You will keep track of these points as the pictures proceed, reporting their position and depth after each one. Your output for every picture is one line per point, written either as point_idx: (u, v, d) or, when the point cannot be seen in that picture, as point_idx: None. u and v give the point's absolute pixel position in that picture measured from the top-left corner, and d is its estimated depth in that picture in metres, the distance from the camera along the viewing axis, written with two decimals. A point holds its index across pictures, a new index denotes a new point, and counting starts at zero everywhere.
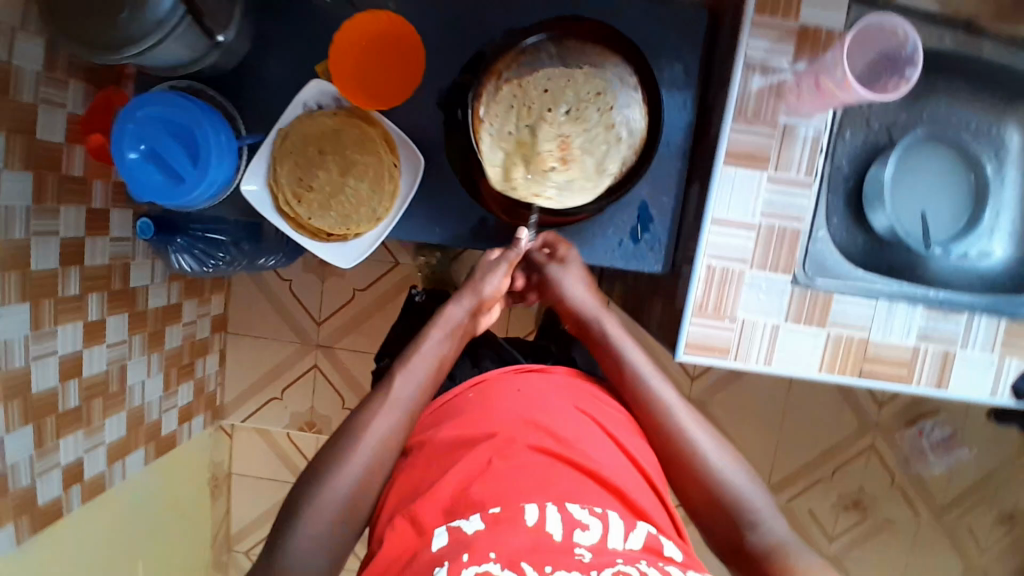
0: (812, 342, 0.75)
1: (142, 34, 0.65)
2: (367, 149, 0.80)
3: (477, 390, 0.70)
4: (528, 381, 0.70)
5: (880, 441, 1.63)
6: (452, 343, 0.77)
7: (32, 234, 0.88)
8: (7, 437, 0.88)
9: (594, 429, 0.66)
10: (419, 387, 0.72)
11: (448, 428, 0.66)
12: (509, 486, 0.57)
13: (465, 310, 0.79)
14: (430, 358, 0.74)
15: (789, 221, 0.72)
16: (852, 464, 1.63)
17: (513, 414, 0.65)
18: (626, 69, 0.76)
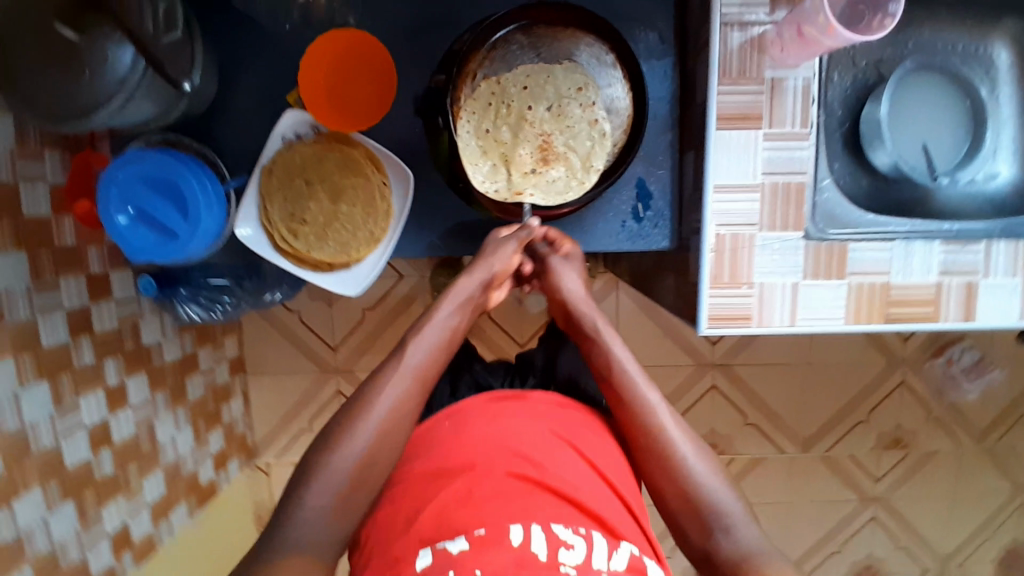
0: (834, 295, 0.74)
1: (106, 96, 0.64)
2: (354, 172, 0.78)
3: (455, 417, 0.69)
4: (510, 406, 0.69)
5: (911, 375, 1.61)
6: (463, 315, 0.73)
7: (36, 313, 0.89)
8: (50, 516, 0.90)
9: (575, 452, 0.67)
10: (428, 354, 0.70)
11: (430, 455, 0.66)
12: (492, 510, 0.58)
13: (479, 287, 0.74)
14: (438, 330, 0.72)
15: (793, 176, 0.70)
16: (886, 403, 1.61)
17: (495, 441, 0.65)
18: (602, 49, 0.72)
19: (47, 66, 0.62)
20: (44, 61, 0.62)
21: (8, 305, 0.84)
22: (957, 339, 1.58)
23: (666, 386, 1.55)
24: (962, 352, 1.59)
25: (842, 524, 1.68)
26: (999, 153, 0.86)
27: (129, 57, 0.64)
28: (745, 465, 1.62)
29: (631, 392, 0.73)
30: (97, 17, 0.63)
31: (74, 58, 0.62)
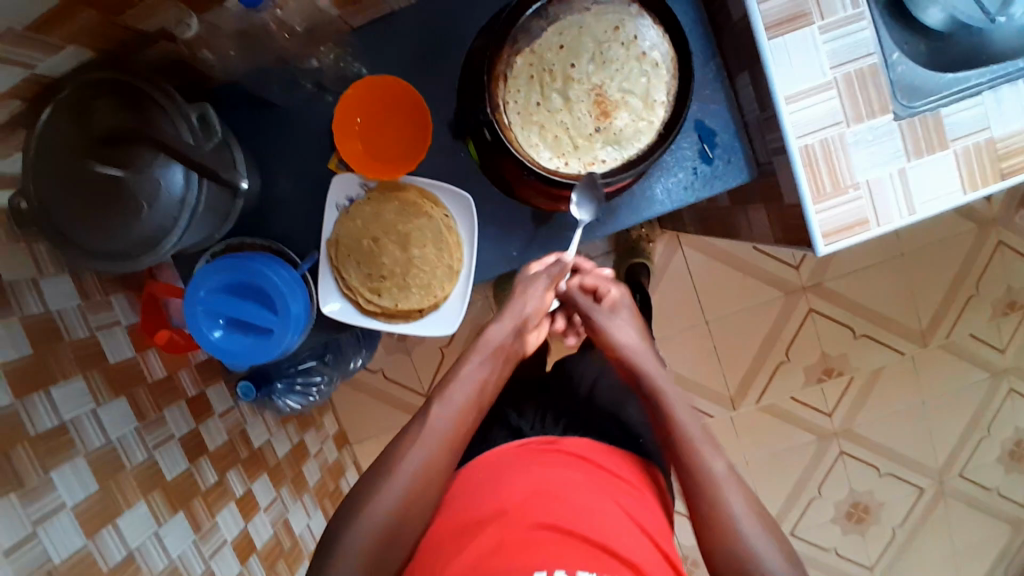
0: (943, 168, 0.68)
1: (171, 221, 0.64)
2: (414, 214, 0.77)
3: (485, 471, 0.74)
4: (542, 462, 0.73)
5: (1006, 233, 1.51)
6: (492, 367, 0.76)
7: (152, 451, 0.91)
8: None
9: (599, 493, 0.70)
10: (457, 414, 0.73)
11: (458, 508, 0.70)
12: (520, 563, 0.63)
13: (513, 331, 0.78)
14: (467, 385, 0.74)
15: (862, 60, 0.65)
16: (992, 268, 1.52)
17: (525, 494, 0.69)
18: (623, 2, 0.67)
19: (106, 209, 0.62)
20: (100, 206, 0.62)
21: (126, 451, 0.87)
22: None
23: (760, 326, 1.49)
24: None
25: (983, 407, 1.57)
26: None
27: (179, 176, 0.64)
28: (867, 379, 1.54)
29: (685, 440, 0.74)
30: (137, 147, 0.62)
31: (128, 196, 0.62)
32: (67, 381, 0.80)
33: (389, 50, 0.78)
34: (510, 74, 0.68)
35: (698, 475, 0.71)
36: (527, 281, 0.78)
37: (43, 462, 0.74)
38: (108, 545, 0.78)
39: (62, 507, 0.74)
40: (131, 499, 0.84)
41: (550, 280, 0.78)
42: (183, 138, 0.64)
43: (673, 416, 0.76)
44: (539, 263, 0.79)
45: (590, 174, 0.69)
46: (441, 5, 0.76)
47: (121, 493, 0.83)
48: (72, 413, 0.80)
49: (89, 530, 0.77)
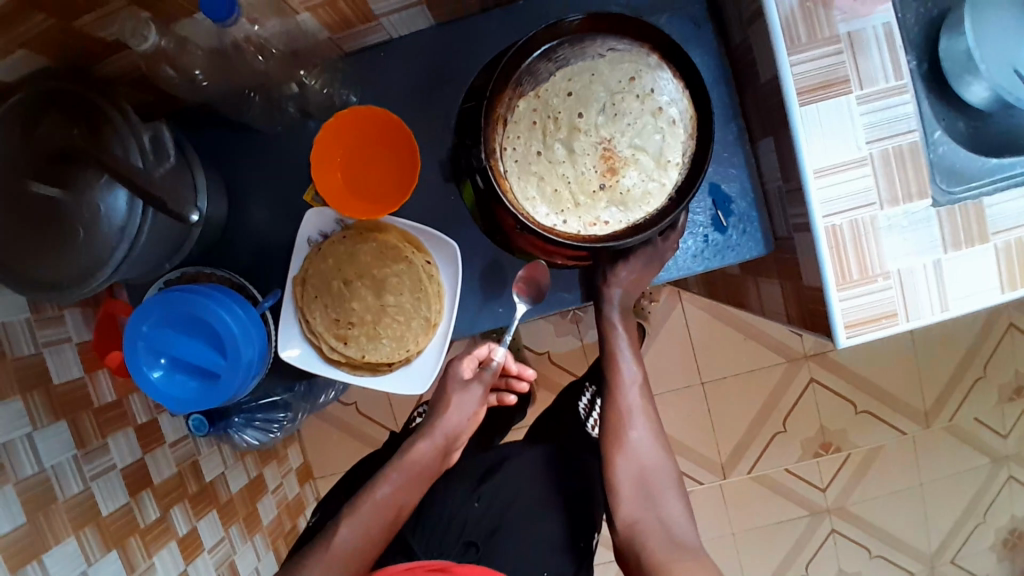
0: (982, 264, 0.61)
1: (108, 248, 0.56)
2: (391, 259, 0.70)
3: None
4: None
5: (1016, 315, 1.45)
6: (412, 489, 0.70)
7: (88, 483, 0.83)
8: None
9: None
10: (366, 536, 0.67)
11: None
12: None
13: (437, 446, 0.73)
14: (380, 506, 0.68)
15: (901, 137, 0.59)
16: (1001, 351, 1.45)
17: None
18: (642, 51, 0.60)
19: (40, 234, 0.55)
20: (36, 233, 0.55)
21: (59, 481, 0.79)
22: None
23: (757, 391, 1.42)
24: None
25: (982, 494, 1.49)
26: None
27: (121, 201, 0.55)
28: (865, 456, 1.46)
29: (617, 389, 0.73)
30: (79, 165, 0.55)
31: (65, 221, 0.55)
32: (4, 402, 0.74)
33: (383, 78, 0.71)
34: (511, 116, 0.62)
35: (626, 442, 0.71)
36: (456, 383, 0.75)
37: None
38: None
39: None
40: (60, 536, 0.77)
41: (478, 390, 0.75)
42: (131, 160, 0.55)
43: (614, 373, 0.73)
44: (469, 365, 0.76)
45: (589, 236, 0.61)
46: (445, 34, 0.70)
47: (49, 529, 0.76)
48: (5, 437, 0.74)
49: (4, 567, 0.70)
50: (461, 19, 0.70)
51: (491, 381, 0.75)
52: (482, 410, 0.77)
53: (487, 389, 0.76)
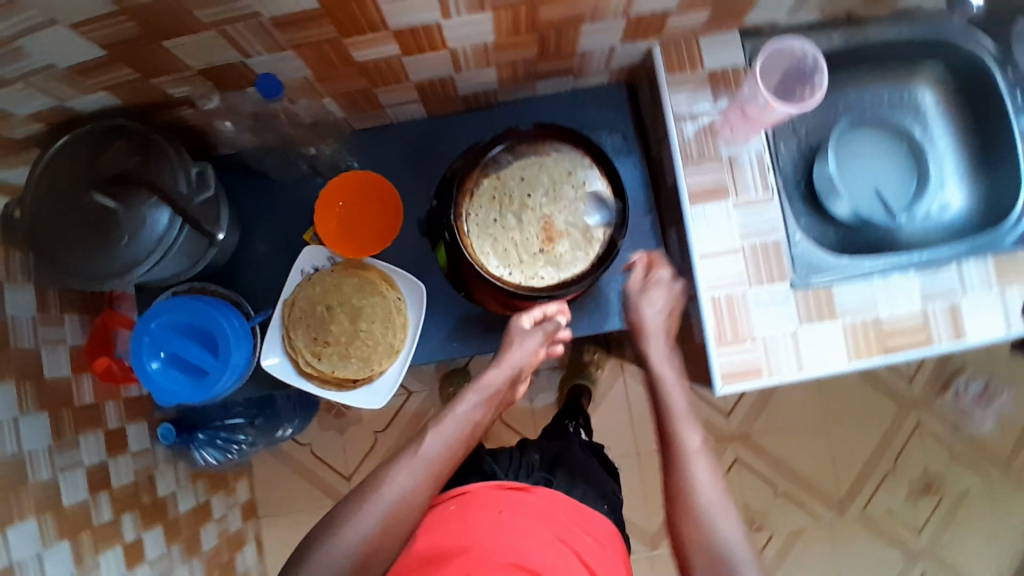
0: (831, 336, 0.78)
1: (145, 253, 0.70)
2: (369, 292, 0.85)
3: (458, 502, 0.74)
4: (515, 504, 0.74)
5: (925, 415, 1.56)
6: (487, 409, 0.76)
7: (56, 472, 0.89)
8: None
9: (571, 559, 0.71)
10: (448, 446, 0.72)
11: (423, 539, 0.72)
12: None
13: (506, 375, 0.76)
14: (460, 421, 0.74)
15: (767, 235, 0.78)
16: (909, 451, 1.56)
17: (490, 539, 0.70)
18: (579, 154, 0.80)
19: (92, 236, 0.69)
20: (86, 229, 0.69)
21: (32, 465, 0.86)
22: (960, 370, 1.56)
23: None
24: (968, 384, 1.56)
25: None
26: (949, 183, 0.92)
27: (164, 218, 0.70)
28: (787, 538, 1.56)
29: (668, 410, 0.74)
30: (133, 186, 0.70)
31: (114, 226, 0.69)
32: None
33: (381, 151, 0.90)
34: (477, 191, 0.80)
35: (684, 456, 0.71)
36: (518, 329, 0.77)
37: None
38: None
39: None
40: (25, 514, 0.83)
41: (544, 333, 0.78)
42: (178, 187, 0.72)
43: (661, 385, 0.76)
44: (530, 314, 0.77)
45: (528, 288, 0.78)
46: (434, 124, 0.90)
47: (17, 505, 0.82)
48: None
49: None
50: (450, 114, 0.90)
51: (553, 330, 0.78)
52: (547, 355, 0.79)
53: (547, 337, 0.78)
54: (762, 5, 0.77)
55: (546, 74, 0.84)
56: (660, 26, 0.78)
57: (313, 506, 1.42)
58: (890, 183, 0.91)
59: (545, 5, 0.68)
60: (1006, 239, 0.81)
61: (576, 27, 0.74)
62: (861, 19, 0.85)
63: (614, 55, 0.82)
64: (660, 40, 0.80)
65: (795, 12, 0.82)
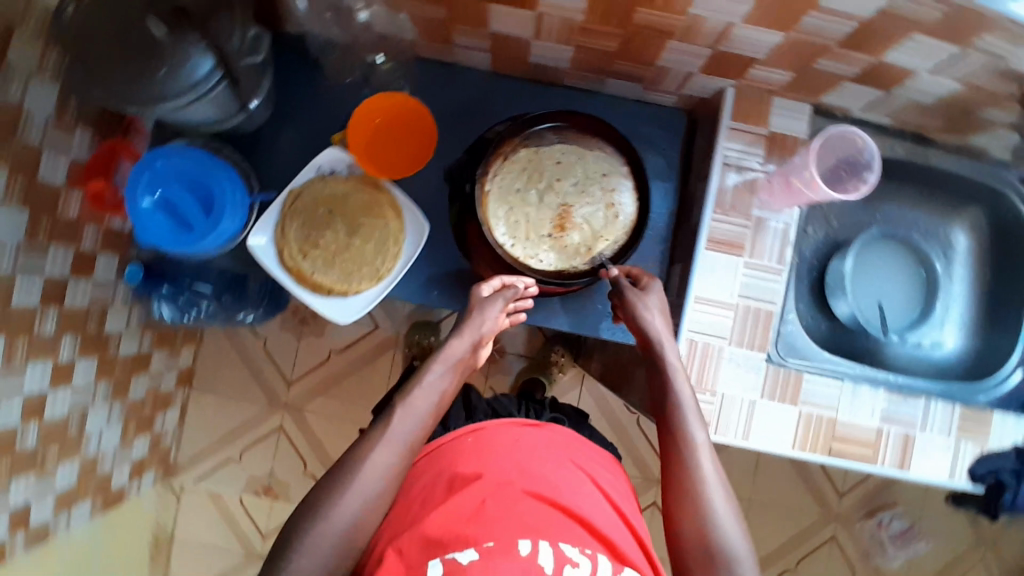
0: (785, 419, 0.79)
1: (176, 92, 0.69)
2: (374, 212, 0.86)
3: (475, 436, 0.77)
4: (525, 436, 0.78)
5: (842, 533, 1.38)
6: (452, 379, 0.74)
7: (16, 269, 0.89)
8: None
9: (589, 486, 0.74)
10: (419, 425, 0.71)
11: (442, 470, 0.74)
12: (503, 524, 0.65)
13: (469, 345, 0.75)
14: (429, 396, 0.72)
15: (763, 303, 0.79)
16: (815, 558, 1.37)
17: (506, 462, 0.73)
18: (619, 160, 0.80)
19: (130, 52, 0.68)
20: (129, 43, 0.68)
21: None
22: (890, 501, 1.38)
23: None
24: (893, 518, 1.37)
25: None
26: (948, 324, 0.92)
27: (207, 67, 0.69)
28: None
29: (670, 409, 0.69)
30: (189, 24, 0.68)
31: (156, 52, 0.67)
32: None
33: (436, 86, 0.89)
34: (513, 156, 0.80)
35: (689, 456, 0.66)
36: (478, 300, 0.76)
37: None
38: None
39: None
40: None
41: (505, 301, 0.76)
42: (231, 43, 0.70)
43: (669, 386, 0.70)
44: (491, 284, 0.76)
45: (523, 265, 0.78)
46: (494, 81, 0.89)
47: None
48: None
49: None
50: (513, 77, 0.90)
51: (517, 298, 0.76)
52: (508, 322, 0.78)
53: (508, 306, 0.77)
54: (840, 88, 0.78)
55: (618, 74, 0.83)
56: (741, 71, 0.78)
57: (245, 398, 1.42)
58: (895, 303, 0.92)
59: (645, 8, 0.68)
60: (980, 394, 0.84)
61: (664, 40, 0.74)
62: (929, 139, 0.86)
63: (689, 81, 0.82)
64: (736, 84, 0.80)
65: (868, 109, 0.83)
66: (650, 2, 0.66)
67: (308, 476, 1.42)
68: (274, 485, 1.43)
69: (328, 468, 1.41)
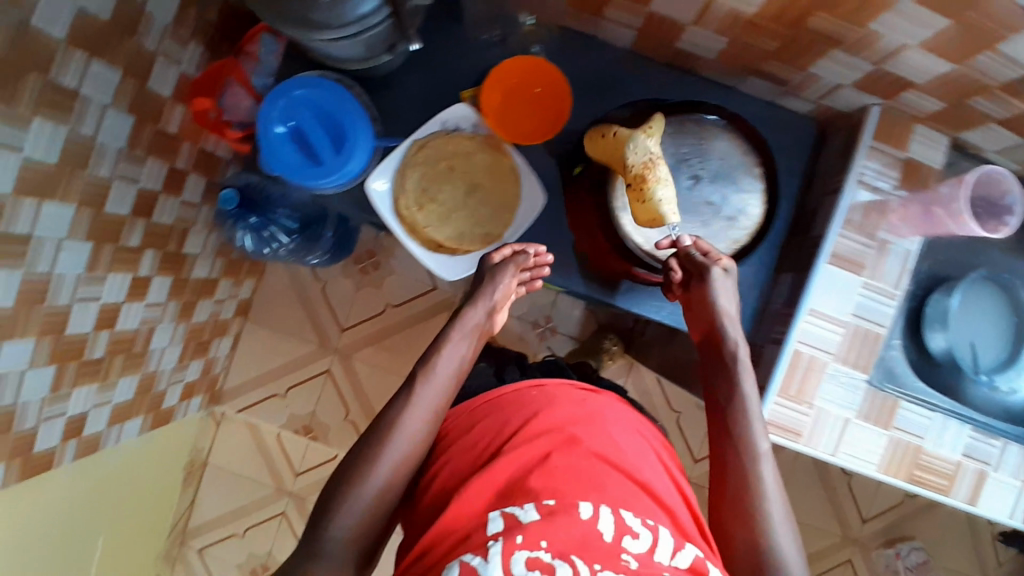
0: (874, 440, 0.80)
1: (340, 23, 0.68)
2: (494, 175, 0.86)
3: (539, 390, 0.79)
4: (594, 397, 0.80)
5: (858, 557, 1.40)
6: (469, 344, 0.80)
7: (114, 176, 0.90)
8: (29, 372, 0.86)
9: (647, 452, 0.76)
10: (442, 390, 0.76)
11: (511, 418, 0.75)
12: (566, 483, 0.66)
13: (484, 314, 0.81)
14: (451, 361, 0.78)
15: (873, 326, 0.79)
16: None
17: (572, 421, 0.74)
18: (753, 161, 0.79)
19: None
20: None
21: (97, 157, 0.86)
22: (909, 534, 1.40)
23: None
24: (911, 552, 1.39)
25: None
26: None
27: (374, 2, 0.67)
28: None
29: (728, 396, 0.73)
30: None
31: None
32: (108, 66, 0.83)
33: (572, 56, 0.87)
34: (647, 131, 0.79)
35: (746, 442, 0.71)
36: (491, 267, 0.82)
37: (37, 103, 0.74)
38: (19, 215, 0.76)
39: (16, 150, 0.72)
40: (66, 199, 0.83)
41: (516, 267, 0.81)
42: None
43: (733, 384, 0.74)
44: (504, 251, 0.82)
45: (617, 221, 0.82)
46: (632, 60, 0.87)
47: (65, 185, 0.82)
48: (90, 91, 0.81)
49: (25, 190, 0.75)
50: (652, 59, 0.88)
51: (525, 263, 0.81)
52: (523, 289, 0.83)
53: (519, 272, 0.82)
54: (985, 128, 0.76)
55: (761, 74, 0.82)
56: (894, 92, 0.77)
57: (298, 337, 1.43)
58: (987, 345, 0.88)
59: (825, 13, 0.67)
60: None
61: (828, 48, 0.72)
62: None
63: (835, 93, 0.80)
64: (883, 104, 0.79)
65: (1002, 153, 0.81)
66: (834, 7, 0.65)
67: (346, 422, 1.43)
68: (314, 426, 1.44)
69: (370, 418, 1.42)
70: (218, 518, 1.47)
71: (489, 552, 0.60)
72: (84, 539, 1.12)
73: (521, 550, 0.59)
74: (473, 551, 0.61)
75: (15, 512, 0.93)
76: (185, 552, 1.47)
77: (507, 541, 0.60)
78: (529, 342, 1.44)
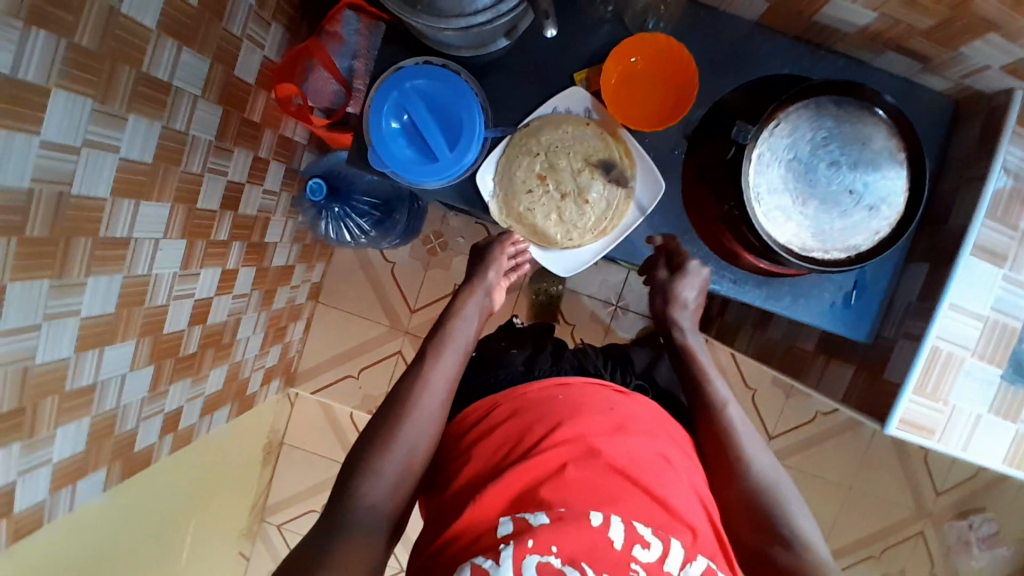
0: (1003, 434, 0.78)
1: (473, 10, 0.63)
2: (607, 163, 0.81)
3: (566, 393, 0.75)
4: (620, 401, 0.76)
5: (929, 529, 1.42)
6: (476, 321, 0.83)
7: (205, 169, 0.87)
8: (130, 374, 0.85)
9: (663, 464, 0.69)
10: (457, 364, 0.78)
11: (534, 425, 0.71)
12: (583, 492, 0.63)
13: (485, 296, 0.85)
14: (461, 335, 0.81)
15: (1011, 320, 0.76)
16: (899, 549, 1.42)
17: (599, 427, 0.70)
18: (896, 146, 0.74)
19: None
20: None
21: (189, 151, 0.83)
22: (983, 506, 1.41)
23: None
24: (983, 522, 1.40)
25: None
26: None
27: None
28: None
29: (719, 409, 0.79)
30: None
31: None
32: (198, 55, 0.78)
33: (691, 33, 0.81)
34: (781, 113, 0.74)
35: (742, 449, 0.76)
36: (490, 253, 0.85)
37: (131, 99, 0.69)
38: (119, 218, 0.73)
39: (111, 150, 0.68)
40: (163, 198, 0.79)
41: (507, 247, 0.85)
42: None
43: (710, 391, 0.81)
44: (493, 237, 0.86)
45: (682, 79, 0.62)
46: (755, 35, 0.81)
47: (161, 183, 0.78)
48: (181, 82, 0.77)
49: (120, 193, 0.72)
50: (777, 34, 0.82)
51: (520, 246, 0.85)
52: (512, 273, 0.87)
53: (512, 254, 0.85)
54: None
55: (903, 50, 0.76)
56: None
57: (369, 318, 1.43)
58: None
59: None
60: None
61: (983, 32, 0.66)
62: None
63: (978, 74, 0.74)
64: None
65: None
66: None
67: None
68: None
69: None
70: (297, 494, 1.51)
71: (500, 556, 0.58)
72: (178, 522, 1.15)
73: (531, 555, 0.57)
74: (484, 553, 0.59)
75: (118, 509, 0.95)
76: (264, 527, 1.51)
77: (517, 545, 0.58)
78: (601, 321, 1.42)
